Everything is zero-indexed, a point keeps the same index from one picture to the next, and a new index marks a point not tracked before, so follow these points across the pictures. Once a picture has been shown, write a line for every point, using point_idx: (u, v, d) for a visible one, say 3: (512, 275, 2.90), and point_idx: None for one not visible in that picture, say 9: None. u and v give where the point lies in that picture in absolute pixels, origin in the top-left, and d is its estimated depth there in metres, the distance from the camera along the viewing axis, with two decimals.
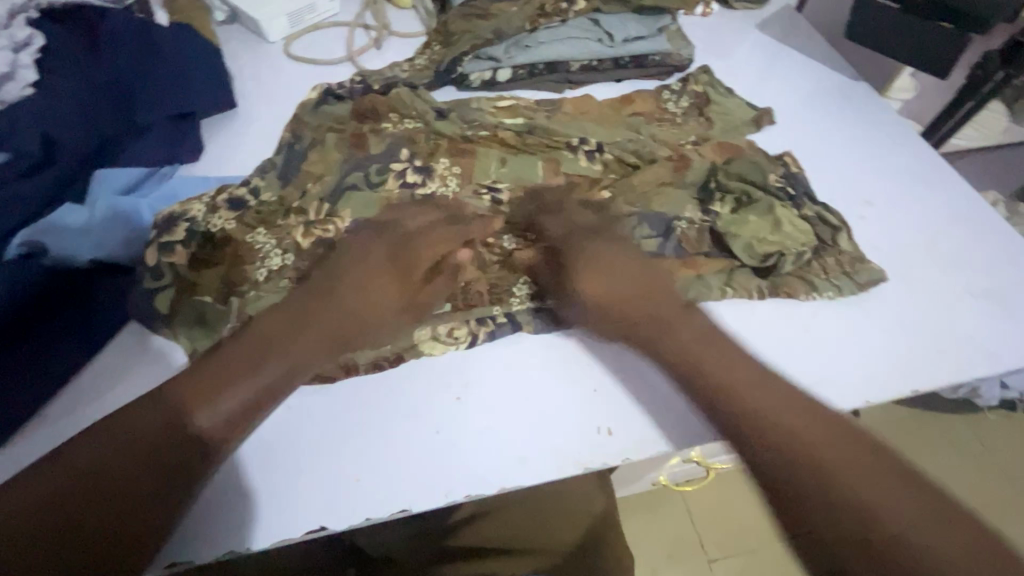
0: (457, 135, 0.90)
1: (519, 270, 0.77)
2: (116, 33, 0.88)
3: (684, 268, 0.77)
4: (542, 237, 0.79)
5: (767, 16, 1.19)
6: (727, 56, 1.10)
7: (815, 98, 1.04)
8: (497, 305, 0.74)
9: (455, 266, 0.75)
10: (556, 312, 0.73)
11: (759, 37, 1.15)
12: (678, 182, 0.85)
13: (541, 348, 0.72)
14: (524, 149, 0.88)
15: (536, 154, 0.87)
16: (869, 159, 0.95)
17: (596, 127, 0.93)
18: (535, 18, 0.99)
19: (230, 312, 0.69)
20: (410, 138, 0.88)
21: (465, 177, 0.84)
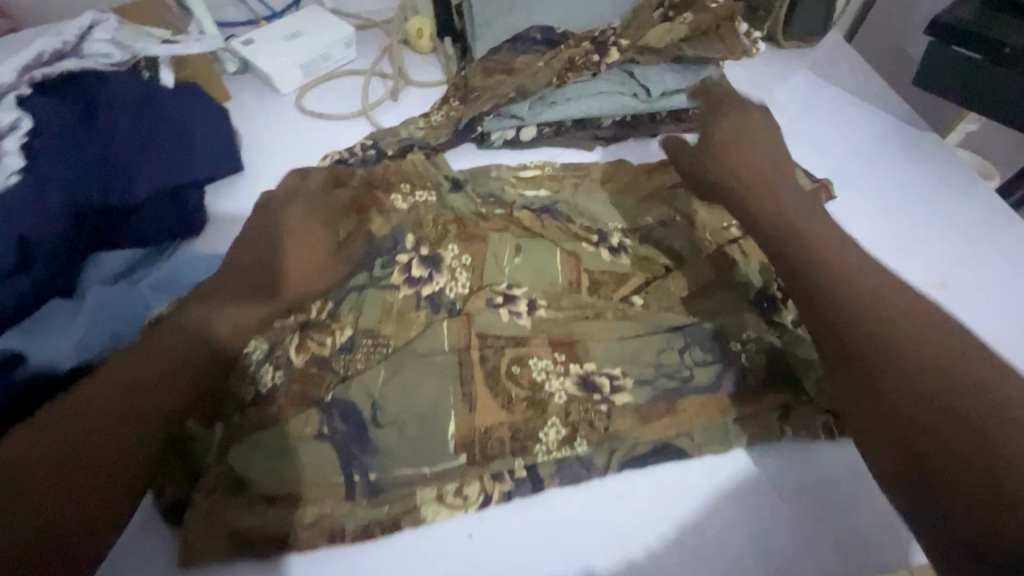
0: (470, 213, 0.78)
1: (550, 409, 0.60)
2: (117, 99, 0.79)
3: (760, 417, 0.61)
4: (573, 359, 0.64)
5: (822, 54, 1.01)
6: (781, 102, 0.94)
7: (883, 153, 0.87)
8: (521, 456, 0.58)
9: (468, 398, 0.60)
10: (582, 459, 0.58)
11: (808, 81, 0.97)
12: (720, 284, 0.70)
13: (571, 506, 0.57)
14: (542, 232, 0.75)
15: (553, 240, 0.75)
16: (943, 223, 0.80)
17: (630, 203, 0.80)
18: (564, 72, 0.86)
19: (214, 440, 0.59)
20: (416, 221, 0.77)
21: (475, 272, 0.72)
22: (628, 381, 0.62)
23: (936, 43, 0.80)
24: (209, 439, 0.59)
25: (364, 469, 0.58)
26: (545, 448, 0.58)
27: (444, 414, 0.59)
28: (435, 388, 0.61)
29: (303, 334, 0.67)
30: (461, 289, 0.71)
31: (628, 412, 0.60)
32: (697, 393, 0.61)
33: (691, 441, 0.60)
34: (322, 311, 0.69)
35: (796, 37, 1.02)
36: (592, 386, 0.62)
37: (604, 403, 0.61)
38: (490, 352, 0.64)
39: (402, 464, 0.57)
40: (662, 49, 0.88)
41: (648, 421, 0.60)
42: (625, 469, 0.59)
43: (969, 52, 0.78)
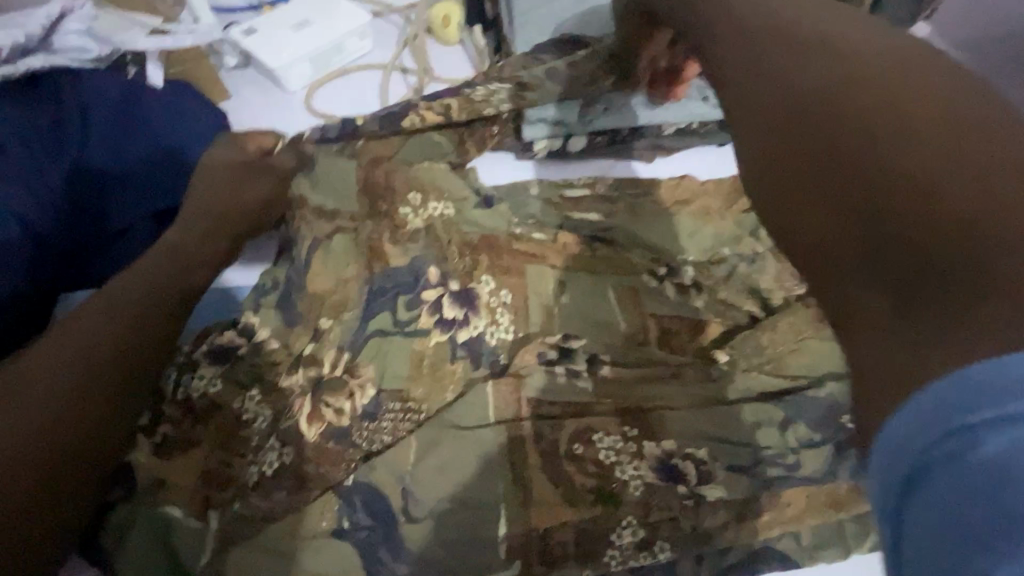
0: (502, 231, 0.62)
1: (623, 502, 0.48)
2: (92, 108, 0.67)
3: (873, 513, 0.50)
4: (648, 434, 0.51)
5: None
6: None
7: None
8: (588, 564, 0.48)
9: (523, 490, 0.49)
10: (663, 567, 0.48)
11: None
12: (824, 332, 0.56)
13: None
14: (593, 264, 0.61)
15: (607, 278, 0.60)
16: None
17: (697, 225, 0.66)
18: (622, 75, 0.73)
19: (208, 536, 0.50)
20: (440, 250, 0.60)
21: (520, 317, 0.58)
22: (717, 465, 0.49)
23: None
24: (198, 535, 0.50)
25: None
26: (617, 555, 0.47)
27: (494, 511, 0.48)
28: (477, 474, 0.49)
29: (313, 403, 0.54)
30: (504, 335, 0.57)
31: (720, 507, 0.48)
32: (800, 483, 0.50)
33: (796, 544, 0.48)
34: (336, 366, 0.55)
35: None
36: (675, 473, 0.49)
37: (690, 495, 0.48)
38: (545, 423, 0.52)
39: (443, 574, 0.47)
40: None
41: (744, 520, 0.49)
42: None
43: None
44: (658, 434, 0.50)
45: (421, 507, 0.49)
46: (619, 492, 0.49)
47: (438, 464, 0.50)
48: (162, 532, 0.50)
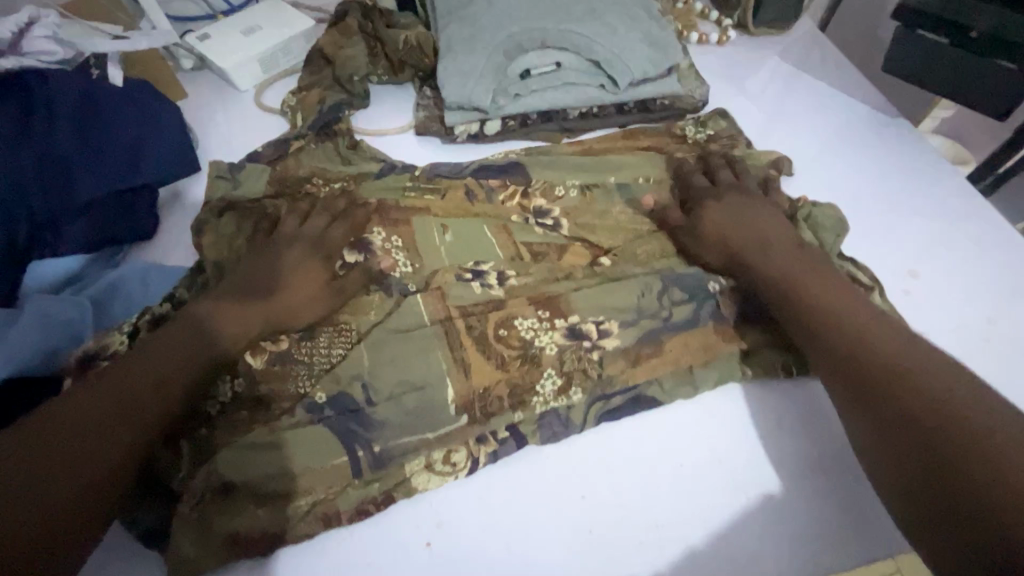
0: (396, 199, 0.76)
1: (544, 361, 0.62)
2: (55, 98, 0.75)
3: (727, 358, 0.64)
4: (557, 314, 0.64)
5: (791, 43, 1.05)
6: (761, 75, 1.00)
7: (900, 136, 0.92)
8: (520, 410, 0.60)
9: (461, 364, 0.61)
10: (563, 413, 0.60)
11: (779, 66, 1.01)
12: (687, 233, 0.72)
13: (555, 460, 0.59)
14: (472, 210, 0.75)
15: (484, 216, 0.74)
16: (904, 199, 0.85)
17: (595, 158, 0.80)
18: (524, 69, 0.85)
19: (181, 459, 0.57)
20: (357, 206, 0.72)
21: (413, 251, 0.70)
22: (614, 326, 0.64)
23: (906, 28, 0.81)
24: (173, 461, 0.57)
25: (367, 444, 0.57)
26: (541, 401, 0.60)
27: (435, 383, 0.60)
28: (419, 360, 0.61)
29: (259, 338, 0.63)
30: (408, 269, 0.69)
31: (610, 367, 0.62)
32: (678, 334, 0.64)
33: (661, 389, 0.62)
34: None
35: (765, 24, 1.04)
36: (580, 334, 0.63)
37: (590, 355, 0.62)
38: (476, 320, 0.64)
39: (403, 433, 0.58)
40: (628, 32, 0.87)
41: (637, 365, 0.63)
42: (602, 423, 0.61)
43: (938, 37, 0.78)
44: (574, 316, 0.64)
45: (359, 398, 0.59)
46: (541, 357, 0.62)
47: (381, 359, 0.61)
48: None
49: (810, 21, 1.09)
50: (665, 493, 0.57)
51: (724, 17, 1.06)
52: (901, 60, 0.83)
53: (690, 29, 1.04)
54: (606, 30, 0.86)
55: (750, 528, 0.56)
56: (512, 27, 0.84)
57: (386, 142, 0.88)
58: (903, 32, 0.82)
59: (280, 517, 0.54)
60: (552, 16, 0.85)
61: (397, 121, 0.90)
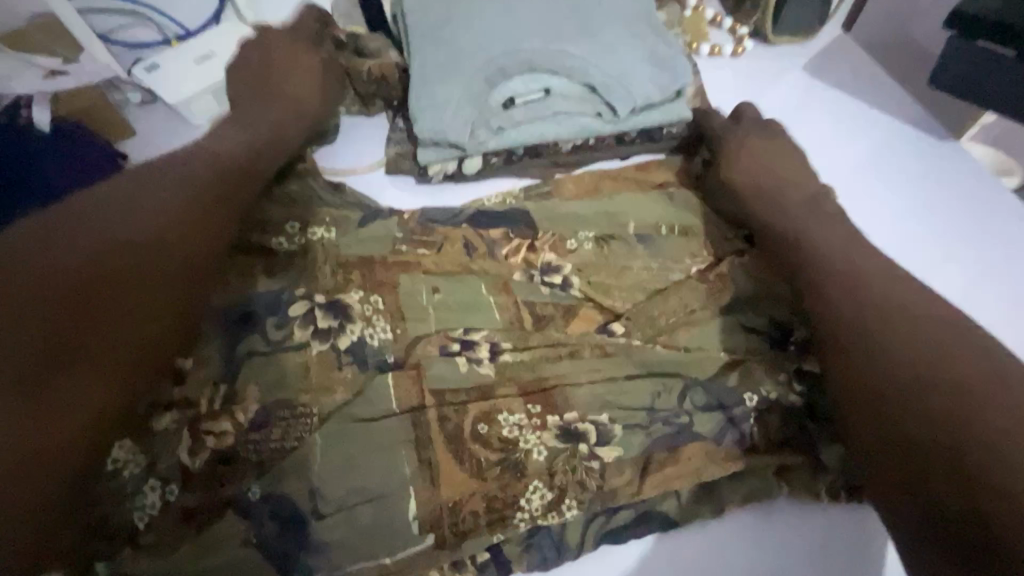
0: (383, 252, 0.65)
1: (530, 470, 0.50)
2: None
3: (768, 460, 0.51)
4: (550, 409, 0.53)
5: (814, 53, 0.93)
6: (782, 92, 0.88)
7: (941, 164, 0.82)
8: (500, 529, 0.48)
9: (431, 471, 0.50)
10: (554, 534, 0.48)
11: (801, 81, 0.90)
12: (715, 309, 0.60)
13: None
14: (471, 265, 0.64)
15: (477, 274, 0.64)
16: (956, 242, 0.75)
17: (612, 200, 0.70)
18: (509, 96, 0.74)
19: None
20: (309, 275, 0.63)
21: (395, 316, 0.60)
22: (617, 427, 0.52)
23: (957, 39, 0.68)
24: None
25: (309, 574, 0.46)
26: (526, 518, 0.48)
27: (400, 492, 0.49)
28: (383, 467, 0.50)
29: (199, 428, 0.54)
30: (385, 336, 0.59)
31: (620, 472, 0.50)
32: (697, 440, 0.51)
33: (679, 504, 0.50)
34: (213, 402, 0.55)
35: (787, 31, 0.91)
36: (576, 435, 0.52)
37: (589, 460, 0.50)
38: (454, 413, 0.53)
39: (354, 557, 0.47)
40: (628, 50, 0.75)
41: (647, 476, 0.50)
42: (603, 545, 0.49)
43: (997, 47, 0.66)
44: (570, 413, 0.53)
45: (315, 515, 0.48)
46: (527, 468, 0.50)
47: (344, 466, 0.50)
48: None
49: (836, 28, 0.97)
50: None
51: (739, 25, 0.93)
52: (955, 76, 0.71)
53: (701, 40, 0.91)
54: (601, 50, 0.74)
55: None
56: (494, 49, 0.73)
57: (356, 183, 0.77)
58: (958, 44, 0.68)
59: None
60: (538, 34, 0.74)
61: (365, 160, 0.79)
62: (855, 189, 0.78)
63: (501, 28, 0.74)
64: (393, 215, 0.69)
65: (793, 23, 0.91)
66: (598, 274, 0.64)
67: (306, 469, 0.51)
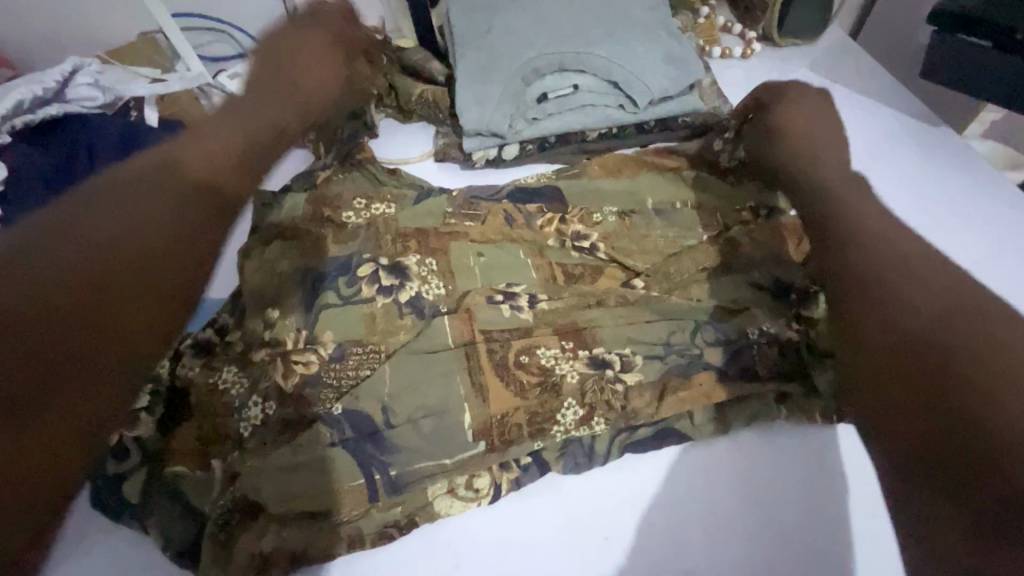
0: (434, 225, 0.77)
1: (564, 391, 0.59)
2: (95, 142, 0.79)
3: (768, 387, 0.60)
4: (581, 344, 0.63)
5: (819, 53, 1.02)
6: (789, 87, 0.97)
7: (941, 146, 0.88)
8: (540, 438, 0.58)
9: (482, 391, 0.60)
10: (585, 444, 0.58)
11: (806, 77, 0.99)
12: (724, 269, 0.69)
13: (579, 491, 0.57)
14: (511, 234, 0.75)
15: (517, 240, 0.74)
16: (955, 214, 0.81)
17: (631, 180, 0.80)
18: (543, 92, 0.85)
19: (212, 481, 0.56)
20: (376, 241, 0.74)
21: (448, 274, 0.70)
22: (637, 358, 0.61)
23: (940, 34, 0.77)
24: (204, 482, 0.56)
25: (384, 469, 0.56)
26: (562, 429, 0.58)
27: (457, 407, 0.59)
28: (443, 387, 0.60)
29: (288, 358, 0.63)
30: (440, 291, 0.69)
31: (642, 395, 0.59)
32: (708, 370, 0.60)
33: (692, 423, 0.59)
34: (299, 339, 0.66)
35: (792, 34, 1.01)
36: (603, 364, 0.61)
37: (615, 384, 0.60)
38: (500, 347, 0.63)
39: (421, 457, 0.57)
40: (647, 51, 0.86)
41: (664, 398, 0.59)
42: (627, 453, 0.58)
43: (980, 41, 0.74)
44: (598, 347, 0.62)
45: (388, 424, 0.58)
46: (562, 390, 0.59)
47: (410, 387, 0.60)
48: (167, 488, 0.56)
49: (839, 31, 1.06)
50: (694, 526, 0.55)
51: (749, 29, 1.04)
52: (942, 68, 0.79)
53: (713, 43, 1.02)
54: (623, 51, 0.85)
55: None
56: (529, 52, 0.84)
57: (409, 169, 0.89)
58: (939, 37, 0.77)
59: (304, 537, 0.53)
60: (568, 39, 0.85)
61: (416, 150, 0.91)
62: (859, 170, 0.86)
63: (536, 34, 0.86)
64: (444, 195, 0.81)
65: (797, 27, 1.00)
66: (621, 240, 0.74)
67: (379, 390, 0.60)
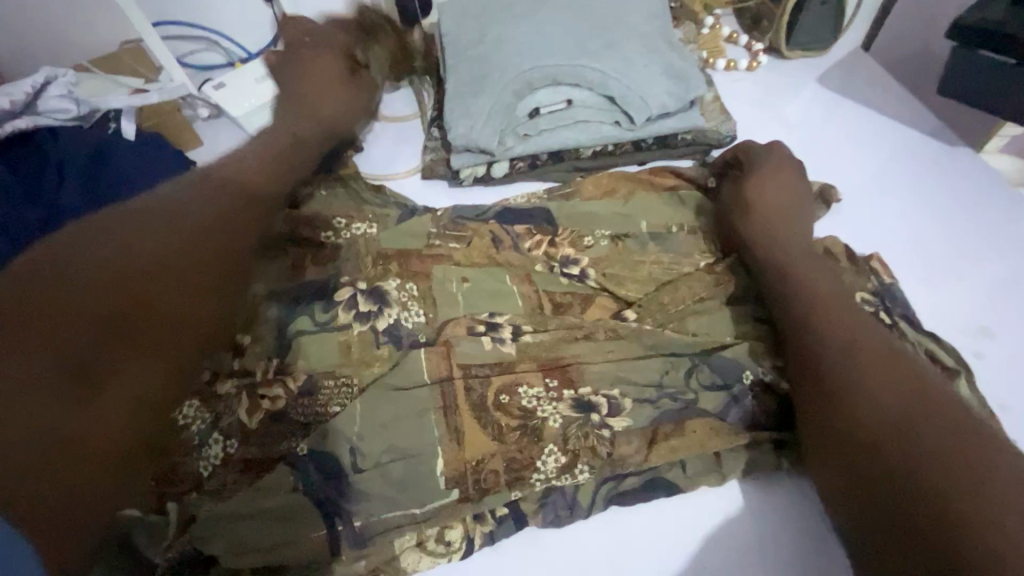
0: (417, 247, 0.72)
1: (546, 436, 0.55)
2: (66, 160, 0.75)
3: (766, 436, 0.55)
4: (566, 382, 0.58)
5: (828, 66, 0.97)
6: (798, 103, 0.93)
7: (960, 169, 0.83)
8: (519, 487, 0.53)
9: (457, 434, 0.55)
10: (566, 494, 0.53)
11: (816, 92, 0.94)
12: (720, 301, 0.65)
13: (561, 546, 0.52)
14: (498, 258, 0.70)
15: (504, 265, 0.69)
16: (975, 244, 0.76)
17: (625, 201, 0.75)
18: (535, 107, 0.81)
19: (167, 526, 0.52)
20: (356, 263, 0.69)
21: (428, 302, 0.66)
22: (627, 401, 0.56)
23: (960, 50, 0.72)
24: (157, 529, 0.52)
25: (348, 518, 0.52)
26: (542, 478, 0.53)
27: (430, 452, 0.54)
28: (417, 429, 0.56)
29: (258, 394, 0.60)
30: (419, 319, 0.65)
31: (631, 441, 0.55)
32: (705, 415, 0.55)
33: (684, 473, 0.54)
34: (268, 372, 0.61)
35: (802, 46, 0.97)
36: (589, 406, 0.57)
37: (600, 427, 0.55)
38: (479, 385, 0.58)
39: (389, 506, 0.53)
40: (646, 64, 0.81)
41: (654, 445, 0.54)
42: (611, 506, 0.54)
43: (1002, 57, 0.69)
44: (584, 386, 0.58)
45: (356, 474, 0.54)
46: (544, 435, 0.55)
47: (381, 427, 0.56)
48: None
49: (850, 43, 1.01)
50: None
51: (755, 41, 0.99)
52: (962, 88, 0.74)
53: (718, 55, 0.97)
54: (620, 65, 0.81)
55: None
56: (521, 65, 0.80)
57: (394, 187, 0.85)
58: (958, 53, 0.72)
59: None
60: (564, 52, 0.81)
61: (402, 166, 0.88)
62: (871, 193, 0.81)
63: (530, 47, 0.81)
64: (428, 213, 0.76)
65: (806, 39, 0.95)
66: (615, 266, 0.69)
67: (348, 434, 0.56)
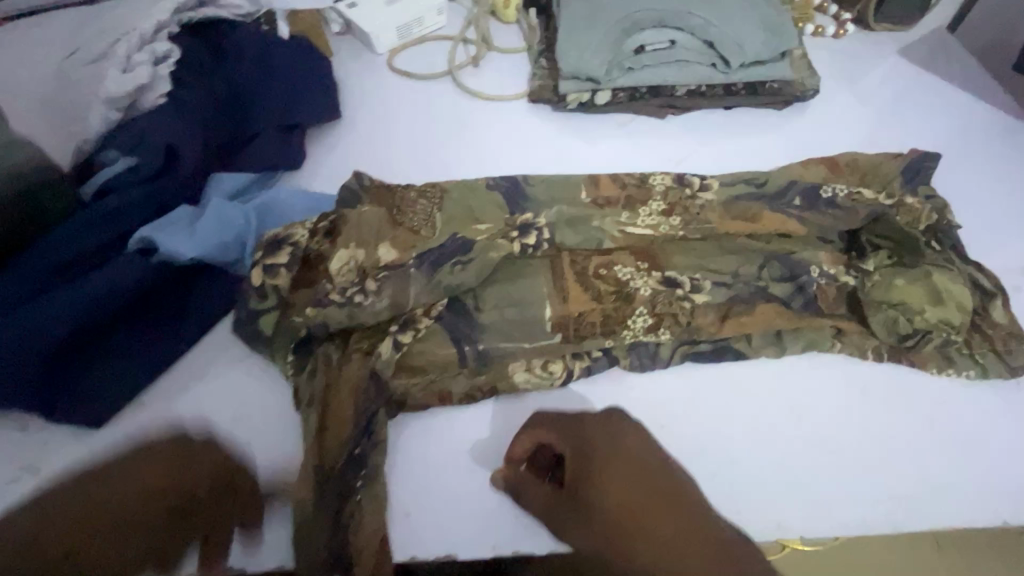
0: None
1: (637, 300, 0.67)
2: (242, 48, 0.85)
3: (824, 325, 0.65)
4: (655, 266, 0.69)
5: (909, 39, 1.04)
6: (880, 69, 1.00)
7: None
8: (611, 337, 0.65)
9: (562, 292, 0.67)
10: (650, 347, 0.65)
11: (896, 61, 1.01)
12: None
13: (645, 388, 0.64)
14: None
15: None
16: None
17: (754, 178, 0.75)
18: (642, 44, 0.91)
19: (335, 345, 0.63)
20: None
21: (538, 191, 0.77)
22: (707, 283, 0.68)
23: None
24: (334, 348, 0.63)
25: (473, 342, 0.65)
26: (631, 333, 0.65)
27: (540, 301, 0.67)
28: (531, 283, 0.68)
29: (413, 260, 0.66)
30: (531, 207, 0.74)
31: (707, 314, 0.66)
32: (769, 301, 0.67)
33: (749, 344, 0.65)
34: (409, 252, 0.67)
35: (886, 20, 1.04)
36: (674, 283, 0.68)
37: (682, 298, 0.67)
38: (582, 257, 0.70)
39: (504, 337, 0.65)
40: (746, 17, 0.91)
41: (727, 319, 0.66)
42: (687, 362, 0.65)
43: None
44: (671, 270, 0.69)
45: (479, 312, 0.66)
46: (634, 301, 0.67)
47: (501, 281, 0.68)
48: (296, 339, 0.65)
49: (936, 21, 1.07)
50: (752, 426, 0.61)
51: (843, 11, 1.06)
52: None
53: (806, 20, 1.05)
54: (722, 15, 0.90)
55: (833, 484, 0.58)
56: (632, 6, 0.91)
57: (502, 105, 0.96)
58: None
59: (404, 387, 0.63)
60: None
61: (510, 89, 0.99)
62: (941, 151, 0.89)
63: None
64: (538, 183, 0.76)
65: (892, 12, 1.03)
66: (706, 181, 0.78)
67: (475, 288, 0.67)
